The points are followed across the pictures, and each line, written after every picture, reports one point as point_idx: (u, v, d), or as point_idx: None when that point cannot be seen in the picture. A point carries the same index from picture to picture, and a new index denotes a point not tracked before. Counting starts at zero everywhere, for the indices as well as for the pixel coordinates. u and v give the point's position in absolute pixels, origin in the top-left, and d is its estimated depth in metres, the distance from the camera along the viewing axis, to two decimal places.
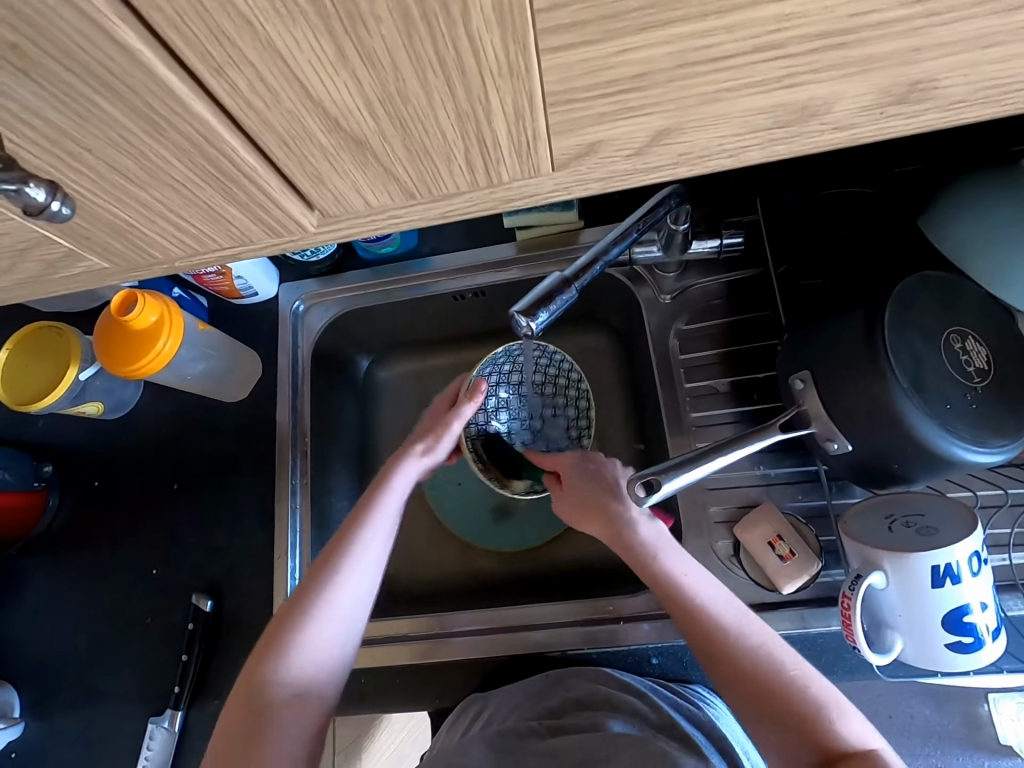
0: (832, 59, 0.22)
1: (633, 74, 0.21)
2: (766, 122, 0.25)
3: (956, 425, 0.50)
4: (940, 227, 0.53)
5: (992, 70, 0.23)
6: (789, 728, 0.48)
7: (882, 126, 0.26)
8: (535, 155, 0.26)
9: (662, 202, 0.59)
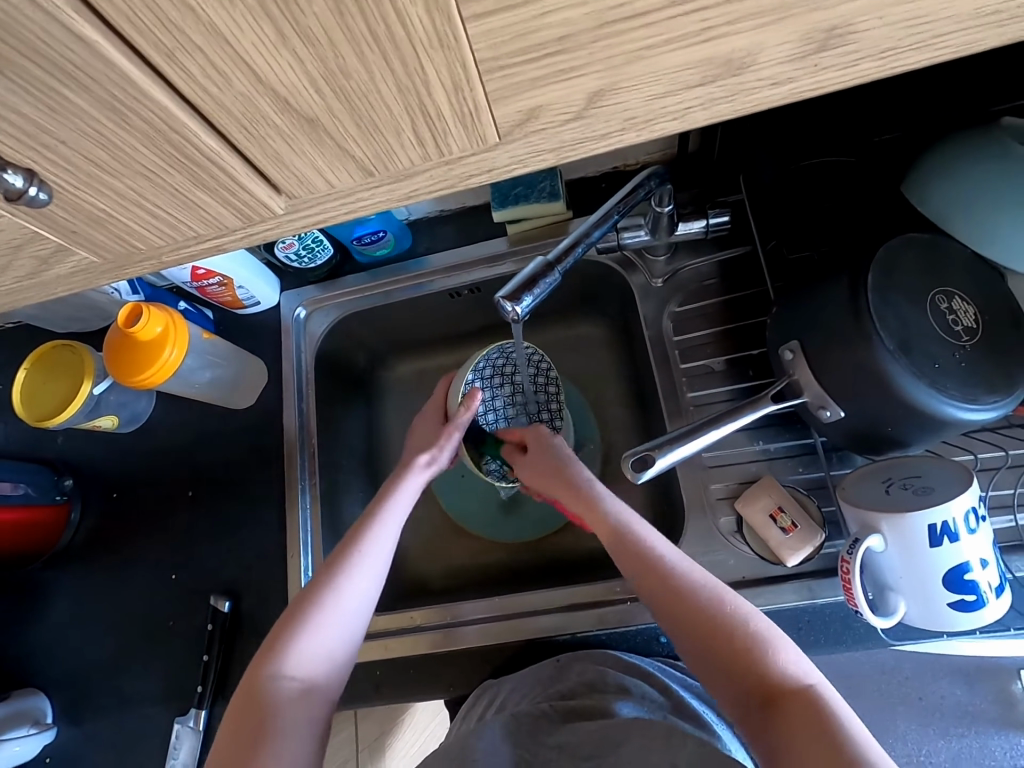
0: (746, 10, 0.23)
1: (555, 37, 0.23)
2: (697, 78, 0.26)
3: (946, 384, 0.50)
4: (921, 189, 0.53)
5: (910, 9, 0.24)
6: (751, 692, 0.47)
7: (816, 74, 0.26)
8: (481, 125, 0.27)
9: (641, 183, 0.60)
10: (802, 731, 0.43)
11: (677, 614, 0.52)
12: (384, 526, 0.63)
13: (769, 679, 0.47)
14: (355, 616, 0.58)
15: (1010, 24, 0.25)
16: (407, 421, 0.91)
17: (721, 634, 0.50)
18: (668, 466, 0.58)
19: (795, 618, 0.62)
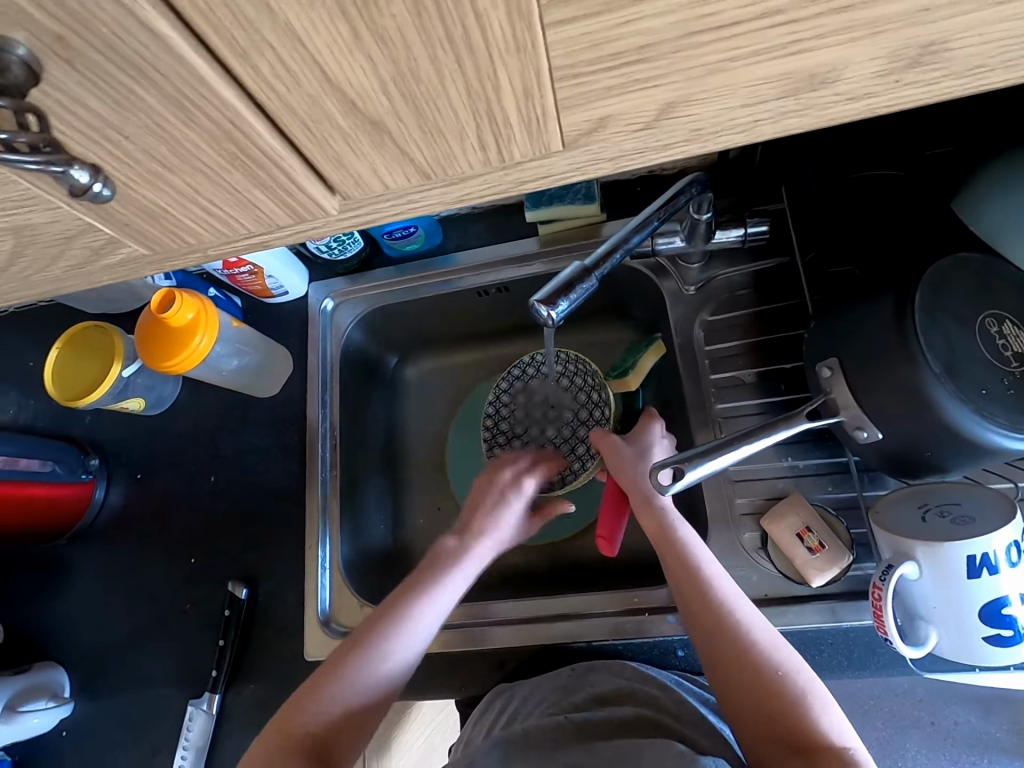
0: (837, 24, 0.22)
1: (636, 46, 0.22)
2: (774, 92, 0.25)
3: (993, 411, 0.48)
4: (976, 206, 0.51)
5: (1008, 28, 0.23)
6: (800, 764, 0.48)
7: (898, 92, 0.25)
8: (547, 132, 0.26)
9: (683, 190, 0.59)
10: None
11: (719, 648, 0.55)
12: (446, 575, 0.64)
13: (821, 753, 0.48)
14: (403, 657, 0.60)
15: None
16: (428, 417, 0.92)
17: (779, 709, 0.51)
18: (697, 480, 0.57)
19: (818, 640, 0.61)
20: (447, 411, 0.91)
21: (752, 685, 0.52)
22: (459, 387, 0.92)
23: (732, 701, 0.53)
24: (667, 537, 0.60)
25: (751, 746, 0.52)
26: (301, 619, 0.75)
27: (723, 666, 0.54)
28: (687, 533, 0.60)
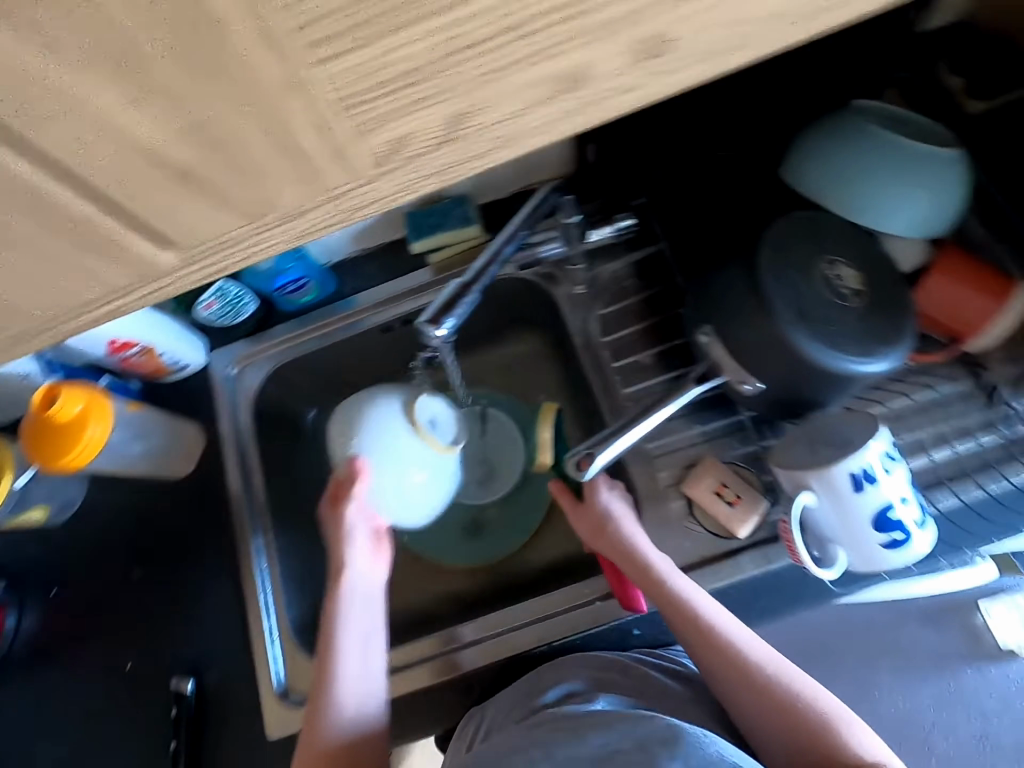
0: (572, 31, 0.25)
1: (408, 70, 0.25)
2: (544, 95, 0.28)
3: (843, 343, 0.54)
4: (805, 172, 0.60)
5: (718, 18, 0.27)
6: (797, 735, 0.56)
7: (654, 84, 0.29)
8: (352, 155, 0.29)
9: (543, 199, 0.62)
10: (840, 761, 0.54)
11: (731, 677, 0.59)
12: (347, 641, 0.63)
13: (809, 720, 0.56)
14: (367, 692, 0.61)
15: (815, 20, 0.29)
16: None
17: (766, 692, 0.58)
18: (608, 462, 0.59)
19: (756, 588, 0.65)
20: None
21: (779, 716, 0.57)
22: None
23: (752, 719, 0.58)
24: (661, 592, 0.61)
25: (745, 722, 0.59)
26: (257, 698, 0.71)
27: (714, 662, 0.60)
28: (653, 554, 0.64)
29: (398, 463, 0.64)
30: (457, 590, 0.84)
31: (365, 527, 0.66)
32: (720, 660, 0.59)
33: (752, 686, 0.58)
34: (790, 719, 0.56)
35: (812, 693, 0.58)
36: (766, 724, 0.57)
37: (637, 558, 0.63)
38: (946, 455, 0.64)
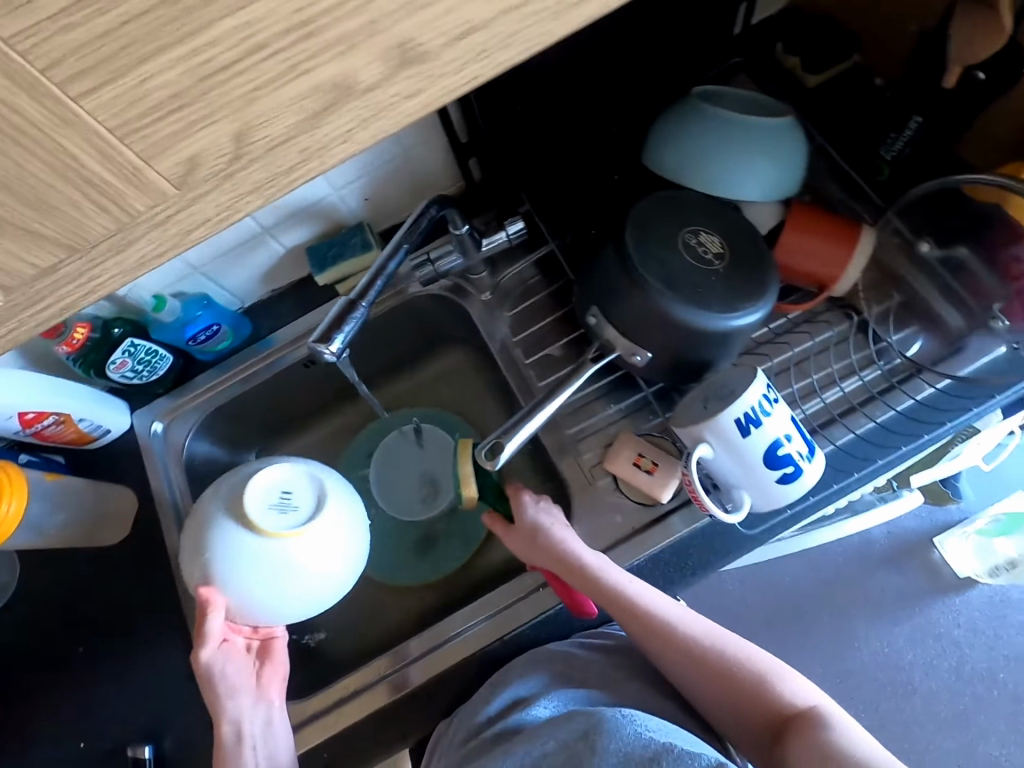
0: (319, 45, 0.28)
1: (170, 94, 0.28)
2: (316, 106, 0.31)
3: (710, 302, 0.59)
4: (656, 153, 0.66)
5: (460, 23, 0.29)
6: (741, 696, 0.61)
7: (425, 88, 0.32)
8: (152, 183, 0.30)
9: (423, 213, 0.65)
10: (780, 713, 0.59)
11: (678, 657, 0.63)
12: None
13: (750, 681, 0.61)
14: None
15: (571, 12, 0.31)
16: None
17: (710, 663, 0.62)
18: (516, 451, 0.60)
19: (684, 548, 0.68)
20: None
21: (723, 682, 0.62)
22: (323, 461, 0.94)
23: (700, 690, 0.63)
24: (601, 590, 0.63)
25: (695, 693, 0.63)
26: None
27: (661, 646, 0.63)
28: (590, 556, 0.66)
29: (248, 574, 0.61)
30: (415, 608, 0.85)
31: (237, 664, 0.64)
32: (666, 643, 0.63)
33: (697, 661, 0.62)
34: (732, 683, 0.61)
35: (748, 653, 0.63)
36: (714, 692, 0.62)
37: (575, 564, 0.65)
38: (835, 394, 0.68)
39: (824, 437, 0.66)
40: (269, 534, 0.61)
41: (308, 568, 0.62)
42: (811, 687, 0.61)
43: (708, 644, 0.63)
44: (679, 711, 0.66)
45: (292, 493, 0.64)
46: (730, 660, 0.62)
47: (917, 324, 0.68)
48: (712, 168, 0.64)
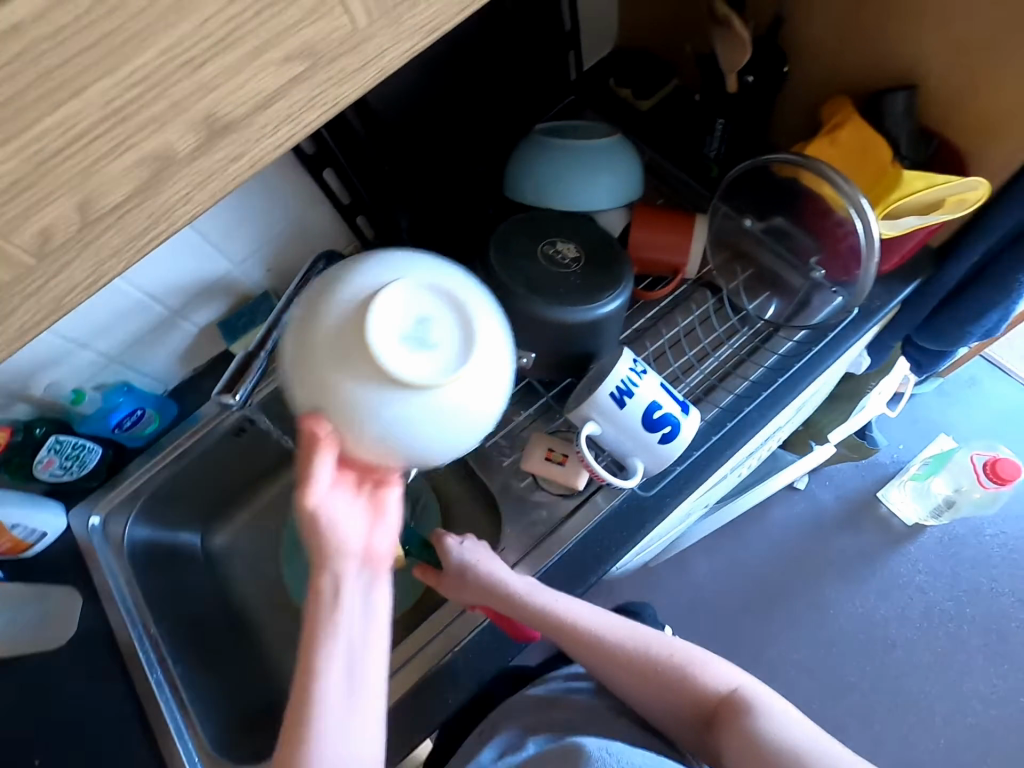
0: (134, 126, 0.32)
1: (12, 180, 0.30)
2: (148, 173, 0.34)
3: (571, 298, 0.66)
4: (512, 179, 0.76)
5: (260, 95, 0.34)
6: (674, 691, 0.67)
7: (247, 147, 0.36)
8: (11, 255, 0.32)
9: (311, 267, 0.72)
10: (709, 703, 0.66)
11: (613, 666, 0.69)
12: (370, 651, 0.56)
13: (680, 676, 0.68)
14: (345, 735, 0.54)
15: (352, 78, 0.38)
16: (254, 570, 0.98)
17: (643, 665, 0.68)
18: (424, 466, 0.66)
19: (607, 527, 0.72)
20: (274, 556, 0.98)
21: (656, 683, 0.68)
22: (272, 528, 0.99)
23: (637, 692, 0.69)
24: (533, 616, 0.68)
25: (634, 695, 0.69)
26: None
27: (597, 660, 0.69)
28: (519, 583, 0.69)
29: (418, 424, 0.50)
30: None
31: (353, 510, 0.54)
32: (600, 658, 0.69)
33: (631, 667, 0.68)
34: (664, 681, 0.68)
35: (674, 649, 0.69)
36: (649, 692, 0.68)
37: (507, 598, 0.68)
38: (711, 363, 0.76)
39: (709, 402, 0.74)
40: (413, 371, 0.49)
41: (457, 413, 0.51)
42: (736, 670, 0.68)
43: (639, 649, 0.69)
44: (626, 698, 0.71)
45: (435, 323, 0.51)
46: (660, 660, 0.69)
47: (769, 291, 0.76)
48: (553, 185, 0.74)
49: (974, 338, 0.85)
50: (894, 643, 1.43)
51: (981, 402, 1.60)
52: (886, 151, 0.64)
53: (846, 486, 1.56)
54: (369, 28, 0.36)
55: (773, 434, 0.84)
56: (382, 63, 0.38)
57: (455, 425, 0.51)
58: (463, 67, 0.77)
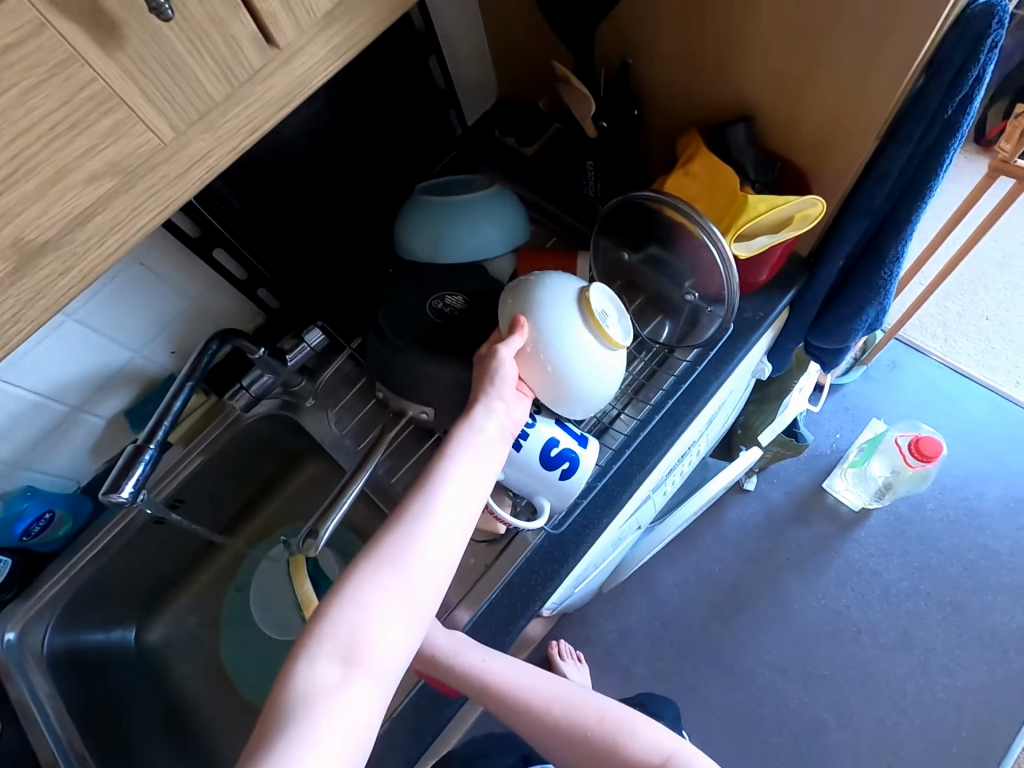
0: None
1: None
2: None
3: (458, 349, 0.69)
4: (403, 242, 0.79)
5: (72, 213, 0.35)
6: (595, 751, 0.73)
7: (70, 262, 0.37)
8: None
9: (202, 353, 0.73)
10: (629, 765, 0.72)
11: (538, 720, 0.74)
12: (422, 541, 0.52)
13: (603, 738, 0.73)
14: (381, 616, 0.49)
15: (175, 183, 0.39)
16: (195, 660, 0.95)
17: (567, 725, 0.74)
18: (333, 532, 0.69)
19: (530, 567, 0.73)
20: (217, 643, 0.96)
21: (579, 744, 0.73)
22: (214, 612, 0.97)
23: (558, 749, 0.74)
24: (466, 679, 0.70)
25: (555, 750, 0.75)
26: None
27: (524, 713, 0.74)
28: (451, 646, 0.70)
29: (584, 380, 0.60)
30: None
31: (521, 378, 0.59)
32: (524, 714, 0.75)
33: (555, 724, 0.74)
34: (586, 743, 0.73)
35: (597, 709, 0.75)
36: (571, 751, 0.74)
37: (441, 662, 0.70)
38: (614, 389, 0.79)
39: (613, 433, 0.76)
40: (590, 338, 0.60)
41: (602, 379, 0.61)
42: (654, 729, 0.74)
43: (564, 709, 0.74)
44: (560, 747, 0.74)
45: (608, 321, 0.61)
46: (585, 723, 0.74)
47: (661, 314, 0.80)
48: (438, 240, 0.77)
49: (861, 332, 0.90)
50: (858, 629, 1.45)
51: (904, 381, 1.67)
52: (734, 179, 0.69)
53: (791, 481, 1.60)
54: (183, 136, 0.38)
55: (690, 447, 0.88)
56: (206, 164, 0.40)
57: (599, 387, 0.62)
58: (333, 137, 0.80)
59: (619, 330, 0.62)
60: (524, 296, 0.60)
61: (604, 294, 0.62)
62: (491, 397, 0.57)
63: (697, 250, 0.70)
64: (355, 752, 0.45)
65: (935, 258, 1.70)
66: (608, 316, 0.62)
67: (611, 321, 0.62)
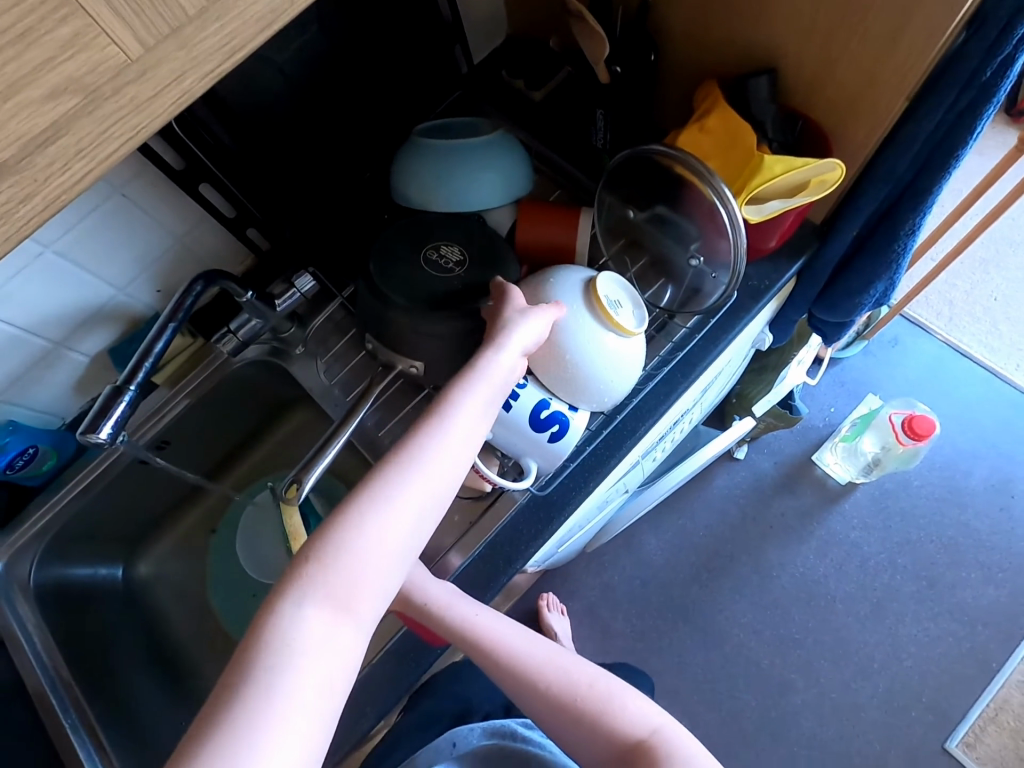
0: None
1: None
2: None
3: (450, 303, 0.67)
4: (399, 186, 0.75)
5: (29, 133, 0.32)
6: (586, 723, 0.71)
7: (30, 189, 0.34)
8: None
9: (187, 291, 0.70)
10: (621, 743, 0.69)
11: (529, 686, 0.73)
12: (415, 486, 0.49)
13: (595, 712, 0.71)
14: (371, 560, 0.47)
15: (146, 107, 0.36)
16: (181, 598, 0.96)
17: (559, 693, 0.72)
18: (317, 483, 0.68)
19: (515, 526, 0.73)
20: (204, 583, 0.97)
21: (570, 714, 0.71)
22: (200, 553, 0.98)
23: (548, 717, 0.73)
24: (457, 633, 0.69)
25: (545, 719, 0.73)
26: None
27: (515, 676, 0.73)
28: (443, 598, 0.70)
29: (585, 352, 0.60)
30: None
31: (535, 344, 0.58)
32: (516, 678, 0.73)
33: (547, 693, 0.72)
34: (576, 714, 0.71)
35: (591, 680, 0.73)
36: (561, 722, 0.72)
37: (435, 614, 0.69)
38: None
39: None
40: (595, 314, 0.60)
41: (604, 356, 0.60)
42: (648, 709, 0.72)
43: (558, 678, 0.73)
44: (549, 717, 0.73)
45: (619, 311, 0.61)
46: (578, 694, 0.72)
47: (662, 279, 0.77)
48: (434, 186, 0.73)
49: (867, 307, 0.87)
50: (833, 597, 1.49)
51: (905, 358, 1.66)
52: (751, 135, 0.65)
53: (782, 452, 1.61)
54: (154, 54, 0.35)
55: (682, 416, 0.87)
56: (182, 88, 0.37)
57: (600, 364, 0.60)
58: (328, 68, 0.75)
59: (629, 319, 0.62)
60: (550, 270, 0.63)
61: (619, 285, 0.63)
62: (496, 346, 0.55)
63: (705, 211, 0.67)
64: (336, 694, 0.43)
65: (951, 233, 1.65)
66: (618, 303, 0.62)
67: (621, 308, 0.62)
